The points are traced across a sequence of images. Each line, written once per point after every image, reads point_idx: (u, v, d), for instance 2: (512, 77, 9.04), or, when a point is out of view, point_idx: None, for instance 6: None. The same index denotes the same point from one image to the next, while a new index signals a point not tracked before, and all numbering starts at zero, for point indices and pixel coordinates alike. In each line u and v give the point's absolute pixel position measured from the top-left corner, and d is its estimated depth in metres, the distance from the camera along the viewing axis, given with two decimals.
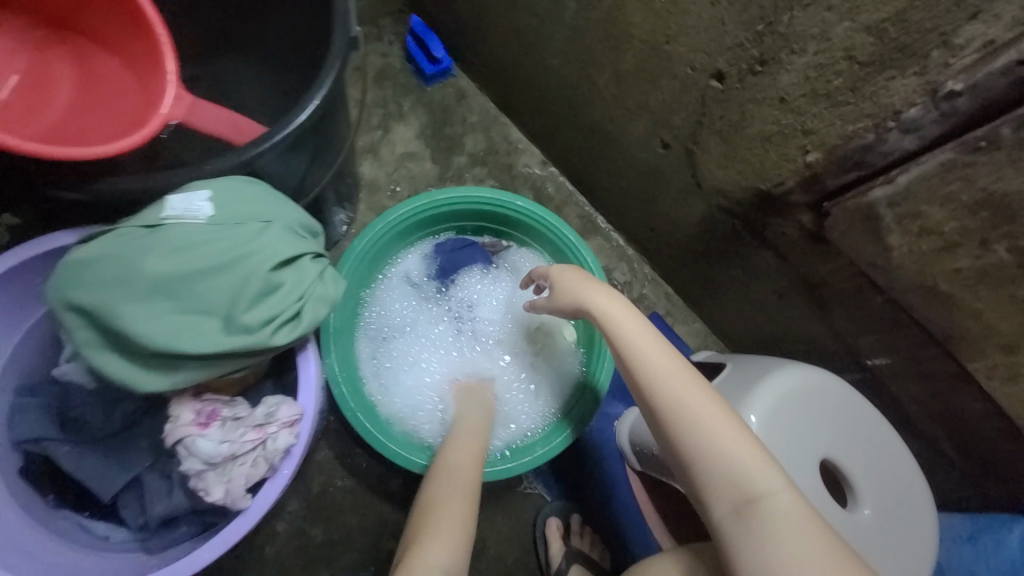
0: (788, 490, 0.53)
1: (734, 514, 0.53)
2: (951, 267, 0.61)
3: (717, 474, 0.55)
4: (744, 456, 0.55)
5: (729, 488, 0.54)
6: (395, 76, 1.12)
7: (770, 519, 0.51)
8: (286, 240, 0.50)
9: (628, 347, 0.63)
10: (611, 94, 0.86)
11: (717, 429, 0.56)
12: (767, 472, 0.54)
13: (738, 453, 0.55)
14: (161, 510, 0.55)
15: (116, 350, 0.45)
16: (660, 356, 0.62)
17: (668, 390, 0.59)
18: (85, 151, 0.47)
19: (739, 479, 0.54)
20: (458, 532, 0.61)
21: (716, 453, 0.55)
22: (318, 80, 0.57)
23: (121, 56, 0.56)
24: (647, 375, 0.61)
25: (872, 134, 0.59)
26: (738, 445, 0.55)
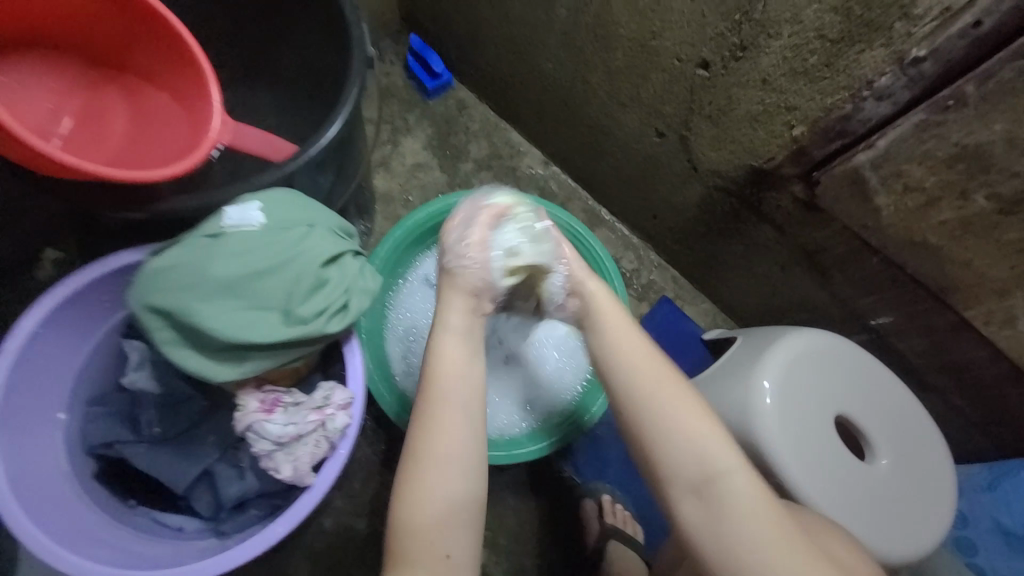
0: (742, 469, 0.56)
1: (697, 499, 0.56)
2: (937, 221, 0.66)
3: (678, 463, 0.57)
4: (701, 440, 0.57)
5: (691, 475, 0.56)
6: (399, 93, 1.19)
7: (727, 497, 0.55)
8: (330, 240, 0.56)
9: (607, 339, 0.63)
10: (606, 92, 0.92)
11: (678, 414, 0.58)
12: (727, 454, 0.57)
13: (704, 441, 0.57)
14: (235, 492, 0.61)
15: (192, 346, 0.52)
16: (637, 348, 0.62)
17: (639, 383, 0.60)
18: (149, 174, 0.53)
19: (701, 461, 0.56)
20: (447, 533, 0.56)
21: (680, 444, 0.57)
22: (343, 99, 0.63)
23: (168, 91, 0.63)
24: (623, 367, 0.61)
25: (850, 104, 0.64)
26: (697, 428, 0.58)
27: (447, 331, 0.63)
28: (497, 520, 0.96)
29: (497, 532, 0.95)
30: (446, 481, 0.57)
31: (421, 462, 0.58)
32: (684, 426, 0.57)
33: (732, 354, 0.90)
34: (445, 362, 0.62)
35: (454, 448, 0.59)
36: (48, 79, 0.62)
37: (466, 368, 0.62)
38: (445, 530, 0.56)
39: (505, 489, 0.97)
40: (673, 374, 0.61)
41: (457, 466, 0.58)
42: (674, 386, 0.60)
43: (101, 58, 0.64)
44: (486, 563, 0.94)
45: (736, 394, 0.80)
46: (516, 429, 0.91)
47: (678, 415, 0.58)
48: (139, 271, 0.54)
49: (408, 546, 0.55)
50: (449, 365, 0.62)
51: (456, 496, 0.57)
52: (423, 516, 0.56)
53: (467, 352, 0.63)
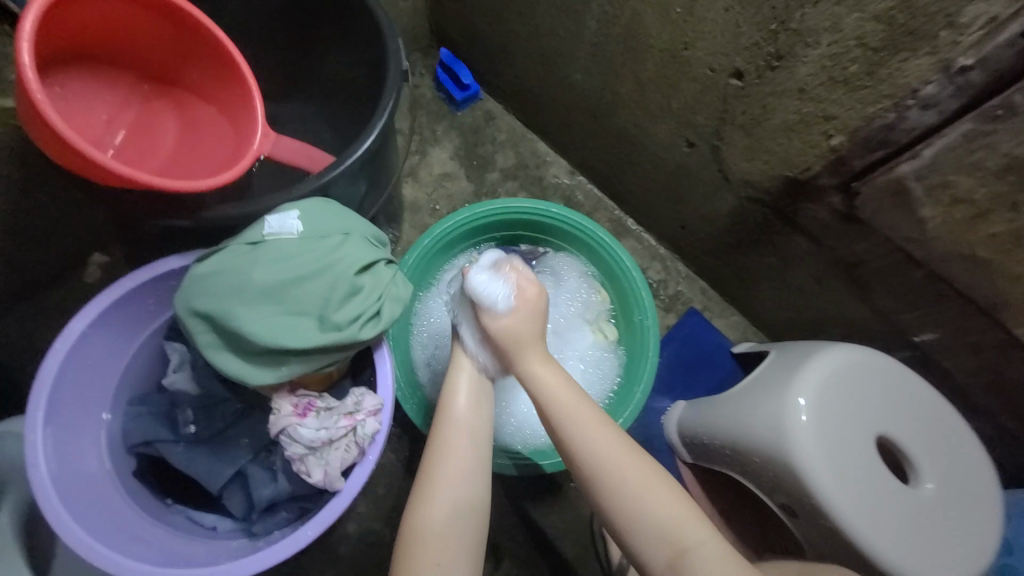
0: (714, 539, 0.54)
1: (669, 570, 0.54)
2: (986, 233, 0.63)
3: (644, 532, 0.56)
4: (668, 511, 0.55)
5: (659, 545, 0.55)
6: (429, 104, 1.21)
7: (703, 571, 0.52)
8: (364, 248, 0.57)
9: (561, 416, 0.63)
10: (635, 102, 0.92)
11: (643, 485, 0.57)
12: (697, 524, 0.55)
13: (669, 509, 0.56)
14: (266, 495, 0.62)
15: (231, 351, 0.53)
16: (588, 421, 0.62)
17: (596, 455, 0.59)
18: (195, 183, 0.56)
19: (671, 533, 0.55)
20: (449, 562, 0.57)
21: (643, 514, 0.56)
22: (379, 110, 0.65)
23: (217, 105, 0.68)
24: (579, 441, 0.61)
25: (892, 113, 0.62)
26: (663, 499, 0.56)
27: (458, 371, 0.71)
28: (519, 533, 0.95)
29: (518, 543, 0.94)
30: (450, 507, 0.59)
31: (431, 484, 0.61)
32: (647, 496, 0.56)
33: (764, 369, 0.87)
34: (454, 400, 0.68)
35: (456, 476, 0.62)
36: (100, 91, 0.63)
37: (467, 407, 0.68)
38: (449, 549, 0.57)
39: (528, 500, 0.96)
40: (626, 444, 0.61)
41: (460, 493, 0.61)
42: (629, 455, 0.59)
43: (155, 74, 0.67)
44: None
45: (768, 408, 0.78)
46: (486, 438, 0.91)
47: (637, 485, 0.57)
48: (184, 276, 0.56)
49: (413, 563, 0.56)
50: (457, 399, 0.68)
51: (461, 517, 0.59)
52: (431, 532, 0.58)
53: (474, 390, 0.70)
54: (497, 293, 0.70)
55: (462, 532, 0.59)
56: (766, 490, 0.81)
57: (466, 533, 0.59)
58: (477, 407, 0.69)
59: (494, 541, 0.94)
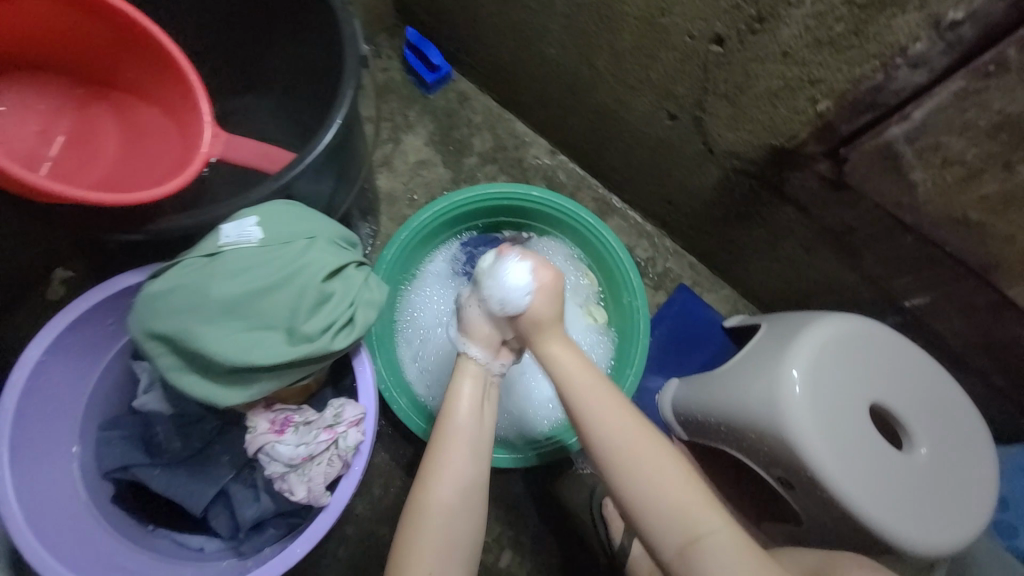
0: (726, 525, 0.54)
1: (679, 557, 0.54)
2: (977, 194, 0.61)
3: (657, 519, 0.55)
4: (685, 499, 0.55)
5: (672, 533, 0.54)
6: (398, 88, 1.15)
7: (714, 557, 0.52)
8: (330, 252, 0.55)
9: (581, 403, 0.61)
10: (612, 75, 0.88)
11: (661, 476, 0.56)
12: (710, 511, 0.55)
13: (684, 498, 0.55)
14: (252, 514, 0.61)
15: (197, 369, 0.52)
16: (609, 406, 0.60)
17: (614, 442, 0.58)
18: (133, 195, 0.52)
19: (686, 521, 0.54)
20: (449, 557, 0.58)
21: (657, 502, 0.55)
22: (339, 100, 0.61)
23: (161, 106, 0.63)
24: (600, 428, 0.59)
25: (881, 74, 0.59)
26: (681, 488, 0.55)
27: (463, 375, 0.68)
28: (518, 522, 0.94)
29: (518, 532, 0.93)
30: (451, 501, 0.59)
31: (428, 488, 0.60)
32: (663, 484, 0.55)
33: (756, 343, 0.85)
34: (456, 399, 0.66)
35: (457, 475, 0.61)
36: (38, 99, 0.62)
37: (469, 407, 0.65)
38: (446, 555, 0.58)
39: (526, 490, 0.95)
40: (646, 431, 0.59)
41: (456, 499, 0.60)
42: (648, 444, 0.58)
43: (94, 77, 0.63)
44: (511, 565, 0.92)
45: (762, 384, 0.76)
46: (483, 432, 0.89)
47: (654, 474, 0.56)
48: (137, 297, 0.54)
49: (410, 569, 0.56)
50: (462, 404, 0.65)
51: (457, 522, 0.59)
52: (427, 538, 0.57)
53: (479, 394, 0.67)
54: (511, 289, 0.66)
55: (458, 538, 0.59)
56: (763, 465, 0.80)
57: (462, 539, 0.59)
58: (480, 407, 0.66)
59: (494, 531, 0.93)
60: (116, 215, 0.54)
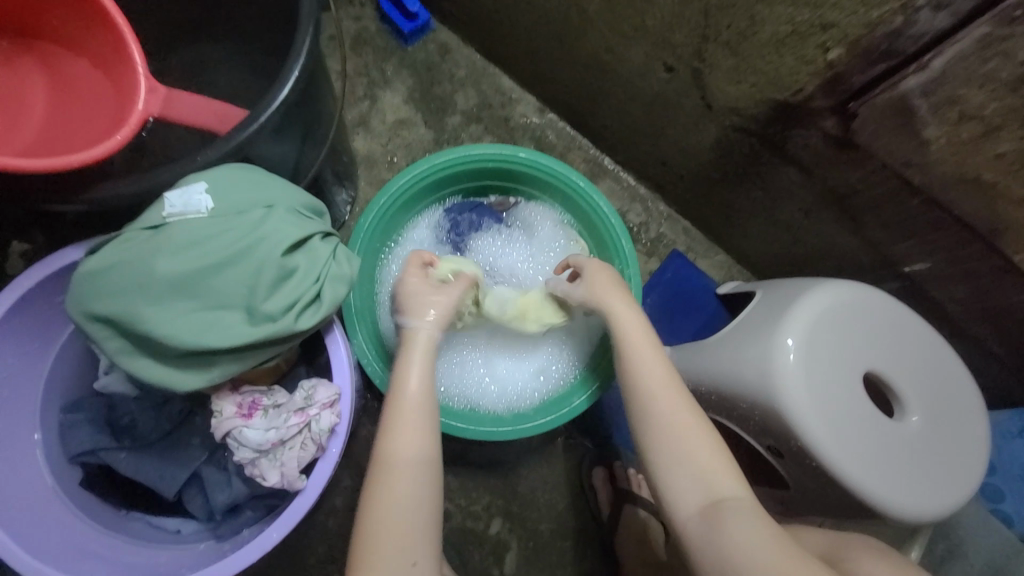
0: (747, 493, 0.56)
1: (700, 517, 0.55)
2: (992, 153, 0.57)
3: (687, 478, 0.57)
4: (713, 463, 0.57)
5: (696, 492, 0.56)
6: (373, 39, 1.06)
7: (735, 518, 0.53)
8: (290, 223, 0.53)
9: (631, 362, 0.66)
10: (605, 22, 0.80)
11: (697, 442, 0.59)
12: (732, 479, 0.57)
13: (712, 464, 0.57)
14: (225, 499, 0.62)
15: (150, 350, 0.51)
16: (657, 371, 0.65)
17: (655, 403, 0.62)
18: (62, 159, 0.48)
19: (710, 482, 0.56)
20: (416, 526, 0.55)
21: (687, 460, 0.58)
22: (295, 50, 0.54)
23: (87, 56, 0.57)
24: (645, 387, 0.63)
25: (900, 17, 0.53)
26: (710, 453, 0.58)
27: (412, 351, 0.64)
28: (507, 490, 0.93)
29: (508, 501, 0.93)
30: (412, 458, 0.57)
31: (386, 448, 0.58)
32: (695, 446, 0.58)
33: (748, 312, 0.83)
34: (400, 374, 0.62)
35: (412, 436, 0.58)
36: None
37: (415, 382, 0.62)
38: (407, 537, 0.54)
39: (517, 461, 0.93)
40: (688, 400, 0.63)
41: (416, 465, 0.57)
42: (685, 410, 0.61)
43: (7, 23, 0.57)
44: (501, 532, 0.92)
45: (755, 353, 0.74)
46: (478, 404, 0.86)
47: (692, 436, 0.59)
48: (76, 275, 0.52)
49: (369, 556, 0.52)
50: (408, 378, 0.62)
51: (410, 501, 0.55)
52: (383, 519, 0.54)
53: (429, 367, 0.64)
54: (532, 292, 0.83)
55: (416, 518, 0.55)
56: (753, 434, 0.79)
57: (416, 519, 0.55)
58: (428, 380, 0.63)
59: (484, 500, 0.92)
60: (49, 184, 0.51)
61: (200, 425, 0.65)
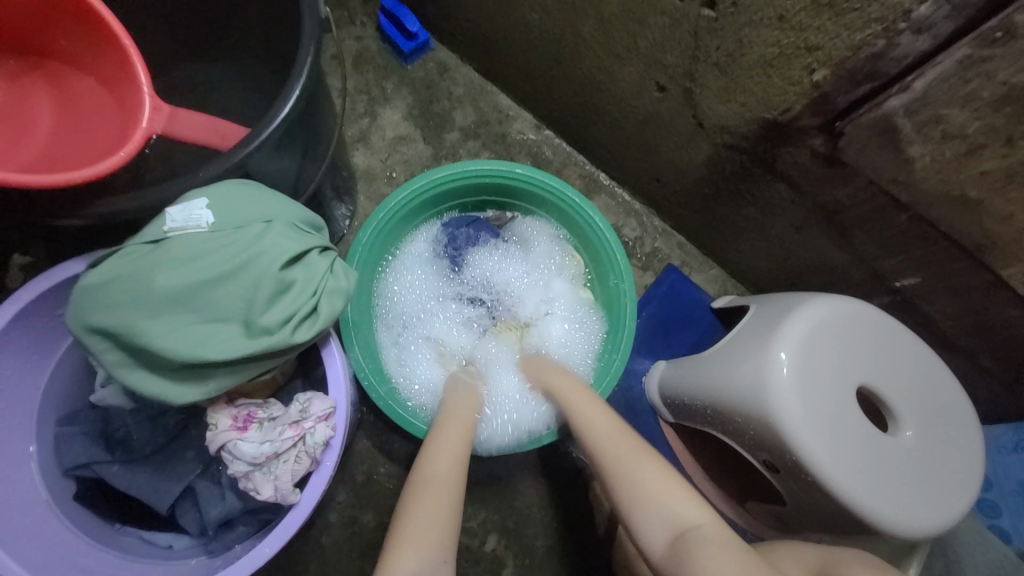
0: (709, 518, 0.55)
1: (669, 553, 0.54)
2: (977, 170, 0.58)
3: (649, 514, 0.57)
4: (664, 494, 0.58)
5: (658, 526, 0.56)
6: (374, 58, 1.08)
7: (697, 549, 0.53)
8: (288, 237, 0.54)
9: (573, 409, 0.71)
10: (598, 43, 0.83)
11: (644, 475, 0.60)
12: (688, 504, 0.56)
13: (663, 495, 0.58)
14: (218, 513, 0.62)
15: (145, 363, 0.51)
16: (597, 418, 0.68)
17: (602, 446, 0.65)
18: (64, 176, 0.49)
19: (667, 514, 0.56)
20: (448, 531, 0.57)
21: (643, 497, 0.58)
22: (297, 70, 0.56)
23: (95, 75, 0.59)
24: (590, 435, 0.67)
25: (882, 40, 0.55)
26: (658, 483, 0.59)
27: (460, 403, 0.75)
28: (503, 505, 0.92)
29: (505, 516, 0.92)
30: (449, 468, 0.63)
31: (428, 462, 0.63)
32: (643, 480, 0.59)
33: (743, 326, 0.84)
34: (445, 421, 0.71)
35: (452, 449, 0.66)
36: None
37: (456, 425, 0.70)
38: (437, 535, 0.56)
39: (513, 476, 0.93)
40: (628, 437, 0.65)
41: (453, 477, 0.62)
42: (630, 448, 0.63)
43: (17, 43, 0.59)
44: (497, 548, 0.91)
45: (749, 367, 0.75)
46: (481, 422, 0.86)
47: (638, 470, 0.60)
48: (75, 288, 0.53)
49: (400, 549, 0.54)
50: (453, 420, 0.71)
51: (443, 502, 0.59)
52: (419, 514, 0.57)
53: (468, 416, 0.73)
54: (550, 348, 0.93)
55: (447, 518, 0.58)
56: (748, 448, 0.79)
57: (445, 519, 0.57)
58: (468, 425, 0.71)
59: (480, 515, 0.92)
60: (50, 200, 0.51)
61: (195, 438, 0.65)
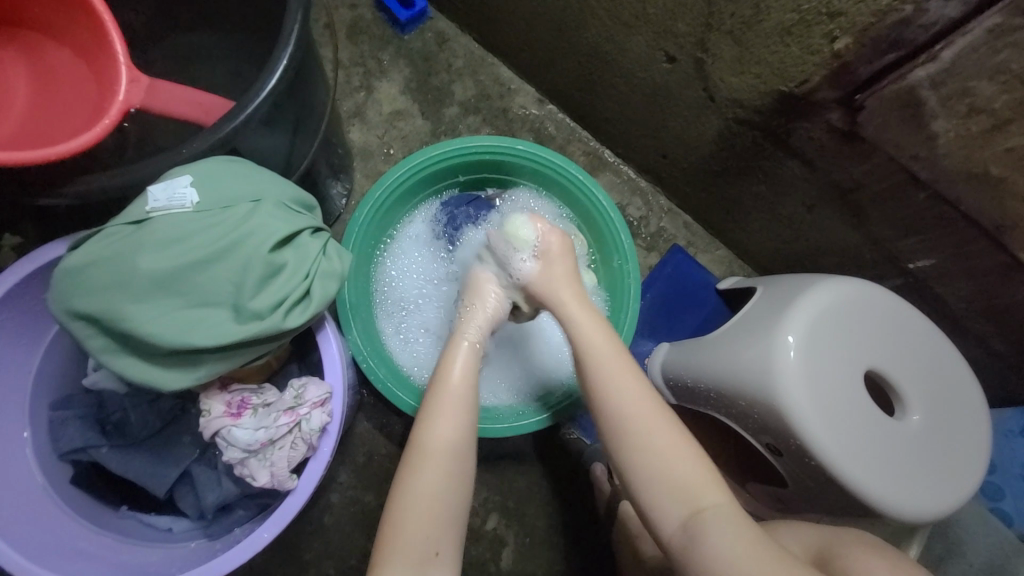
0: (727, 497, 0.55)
1: (683, 528, 0.54)
2: (1002, 147, 0.55)
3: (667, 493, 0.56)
4: (685, 474, 0.56)
5: (677, 503, 0.55)
6: (369, 28, 1.04)
7: (713, 527, 0.53)
8: (276, 217, 0.52)
9: (597, 372, 0.63)
10: (605, 11, 0.79)
11: (669, 454, 0.58)
12: (709, 483, 0.56)
13: (684, 473, 0.56)
14: (215, 498, 0.62)
15: (133, 349, 0.50)
16: (627, 383, 0.62)
17: (629, 418, 0.60)
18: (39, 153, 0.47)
19: (682, 490, 0.55)
20: (448, 510, 0.58)
21: (661, 477, 0.57)
22: (283, 38, 0.52)
23: (69, 44, 0.56)
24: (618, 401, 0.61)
25: (910, 5, 0.51)
26: (683, 463, 0.57)
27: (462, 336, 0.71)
28: (504, 486, 0.92)
29: (505, 497, 0.92)
30: (456, 433, 0.62)
31: (430, 425, 0.62)
32: (667, 457, 0.57)
33: (749, 309, 0.82)
34: (449, 361, 0.68)
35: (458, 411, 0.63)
36: None
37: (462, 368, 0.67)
38: (438, 525, 0.57)
39: (514, 457, 0.93)
40: (659, 412, 0.61)
41: (453, 447, 0.61)
42: (656, 421, 0.59)
43: None
44: (497, 527, 0.92)
45: (755, 350, 0.73)
46: (489, 403, 0.85)
47: (665, 448, 0.58)
48: (56, 273, 0.51)
49: (404, 523, 0.56)
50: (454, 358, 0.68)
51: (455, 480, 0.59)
52: (420, 492, 0.58)
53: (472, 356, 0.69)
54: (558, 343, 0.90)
55: (449, 506, 0.58)
56: (751, 432, 0.78)
57: (447, 498, 0.58)
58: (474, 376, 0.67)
59: (481, 495, 0.92)
60: (25, 178, 0.49)
61: (190, 423, 0.64)
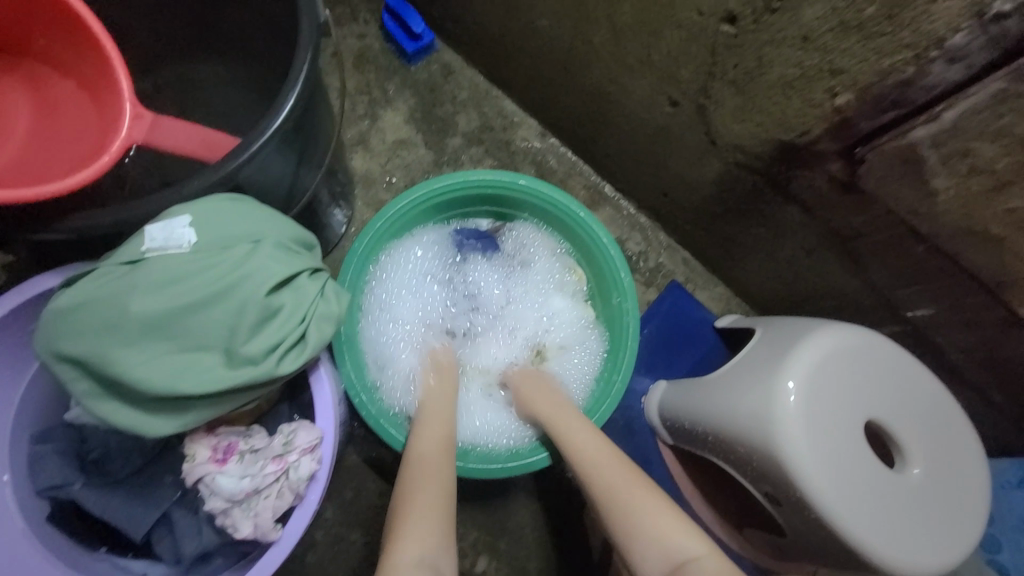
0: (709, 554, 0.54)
1: None
2: (1003, 207, 0.56)
3: (645, 545, 0.56)
4: (658, 530, 0.56)
5: (657, 560, 0.55)
6: (376, 58, 1.05)
7: None
8: (275, 258, 0.51)
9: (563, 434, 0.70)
10: (610, 54, 0.80)
11: (642, 508, 0.58)
12: (689, 538, 0.55)
13: (660, 531, 0.56)
14: (194, 545, 0.59)
15: (119, 391, 0.49)
16: (591, 440, 0.67)
17: (592, 466, 0.64)
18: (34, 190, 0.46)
19: (661, 544, 0.56)
20: (441, 506, 0.59)
21: (637, 526, 0.57)
22: (291, 75, 0.52)
23: (74, 75, 0.56)
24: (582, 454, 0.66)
25: (913, 67, 0.52)
26: (655, 520, 0.57)
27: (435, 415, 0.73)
28: (495, 526, 0.90)
29: (496, 538, 0.89)
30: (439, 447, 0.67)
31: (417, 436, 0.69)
32: (639, 511, 0.58)
33: (750, 351, 0.81)
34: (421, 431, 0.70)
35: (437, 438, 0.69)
36: None
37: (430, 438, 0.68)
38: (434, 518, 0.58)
39: (505, 496, 0.90)
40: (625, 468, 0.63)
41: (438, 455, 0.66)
42: (625, 475, 0.62)
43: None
44: (487, 570, 0.89)
45: (755, 397, 0.72)
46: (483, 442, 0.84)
47: (634, 501, 0.59)
48: (44, 311, 0.50)
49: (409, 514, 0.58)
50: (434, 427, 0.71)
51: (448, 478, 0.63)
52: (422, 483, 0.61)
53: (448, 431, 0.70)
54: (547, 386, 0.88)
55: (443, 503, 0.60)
56: (750, 480, 0.77)
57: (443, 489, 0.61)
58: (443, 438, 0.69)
59: (471, 535, 0.89)
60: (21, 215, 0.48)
61: (173, 461, 0.62)
